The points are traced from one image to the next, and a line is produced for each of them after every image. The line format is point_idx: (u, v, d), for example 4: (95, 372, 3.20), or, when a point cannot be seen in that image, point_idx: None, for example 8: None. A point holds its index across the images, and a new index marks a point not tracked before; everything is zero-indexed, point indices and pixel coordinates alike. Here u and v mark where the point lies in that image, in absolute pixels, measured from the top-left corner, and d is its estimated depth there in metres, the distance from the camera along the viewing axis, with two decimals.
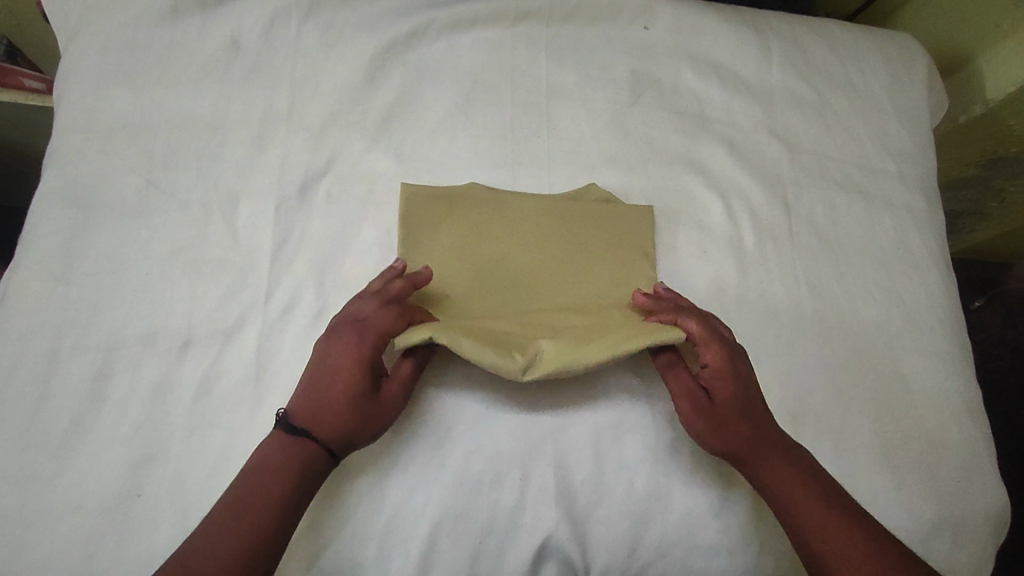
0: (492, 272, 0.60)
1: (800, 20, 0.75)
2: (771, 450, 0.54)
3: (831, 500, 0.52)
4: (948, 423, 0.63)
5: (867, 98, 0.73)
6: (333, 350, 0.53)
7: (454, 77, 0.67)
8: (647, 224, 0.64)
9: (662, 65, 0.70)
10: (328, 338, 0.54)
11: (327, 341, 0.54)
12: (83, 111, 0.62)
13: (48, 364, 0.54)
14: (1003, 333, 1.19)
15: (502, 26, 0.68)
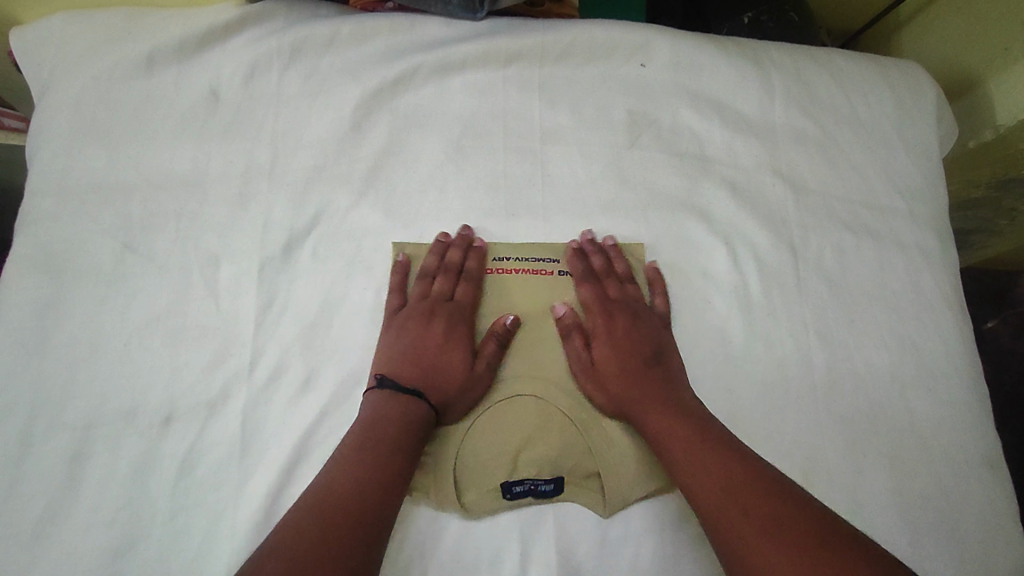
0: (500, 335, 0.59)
1: (803, 51, 0.72)
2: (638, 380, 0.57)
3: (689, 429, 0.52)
4: (968, 476, 0.60)
5: (873, 132, 0.70)
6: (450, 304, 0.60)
7: (443, 123, 0.64)
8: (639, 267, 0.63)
9: (660, 104, 0.67)
10: (419, 321, 0.58)
11: (415, 320, 0.58)
12: (56, 172, 0.60)
13: (21, 446, 0.52)
14: (1015, 347, 1.16)
15: (493, 67, 0.66)
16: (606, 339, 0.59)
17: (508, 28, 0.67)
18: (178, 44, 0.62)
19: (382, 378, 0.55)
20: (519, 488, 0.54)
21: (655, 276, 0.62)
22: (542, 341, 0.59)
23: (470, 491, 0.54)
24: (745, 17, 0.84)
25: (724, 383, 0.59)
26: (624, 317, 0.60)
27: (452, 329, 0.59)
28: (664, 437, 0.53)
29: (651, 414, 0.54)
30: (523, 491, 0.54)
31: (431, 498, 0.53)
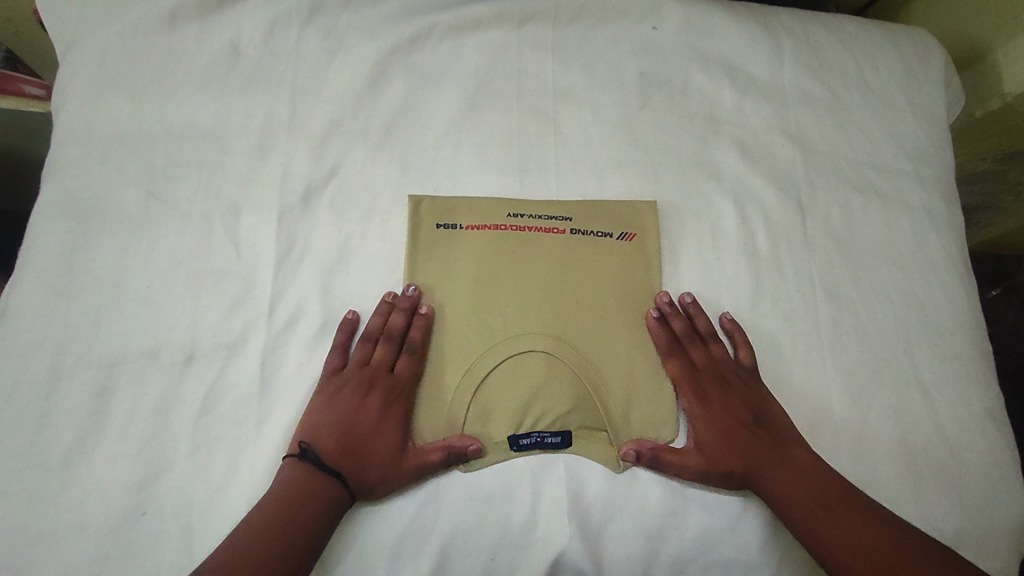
0: (507, 288, 0.59)
1: (812, 16, 0.73)
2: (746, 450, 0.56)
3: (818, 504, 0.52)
4: (970, 431, 0.61)
5: (881, 96, 0.71)
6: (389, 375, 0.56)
7: (458, 81, 0.65)
8: (649, 221, 0.63)
9: (671, 66, 0.68)
10: (355, 393, 0.55)
11: (350, 392, 0.55)
12: (80, 122, 0.61)
13: (49, 380, 0.53)
14: (1018, 327, 1.17)
15: (506, 27, 0.67)
16: (701, 416, 0.58)
17: None
18: (199, 1, 0.63)
19: (307, 448, 0.52)
20: (527, 441, 0.55)
21: (733, 328, 0.60)
22: (550, 294, 0.60)
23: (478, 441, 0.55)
24: None
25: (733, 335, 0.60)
26: (715, 386, 0.59)
27: (388, 408, 0.55)
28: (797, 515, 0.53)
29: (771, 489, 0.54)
30: (529, 443, 0.55)
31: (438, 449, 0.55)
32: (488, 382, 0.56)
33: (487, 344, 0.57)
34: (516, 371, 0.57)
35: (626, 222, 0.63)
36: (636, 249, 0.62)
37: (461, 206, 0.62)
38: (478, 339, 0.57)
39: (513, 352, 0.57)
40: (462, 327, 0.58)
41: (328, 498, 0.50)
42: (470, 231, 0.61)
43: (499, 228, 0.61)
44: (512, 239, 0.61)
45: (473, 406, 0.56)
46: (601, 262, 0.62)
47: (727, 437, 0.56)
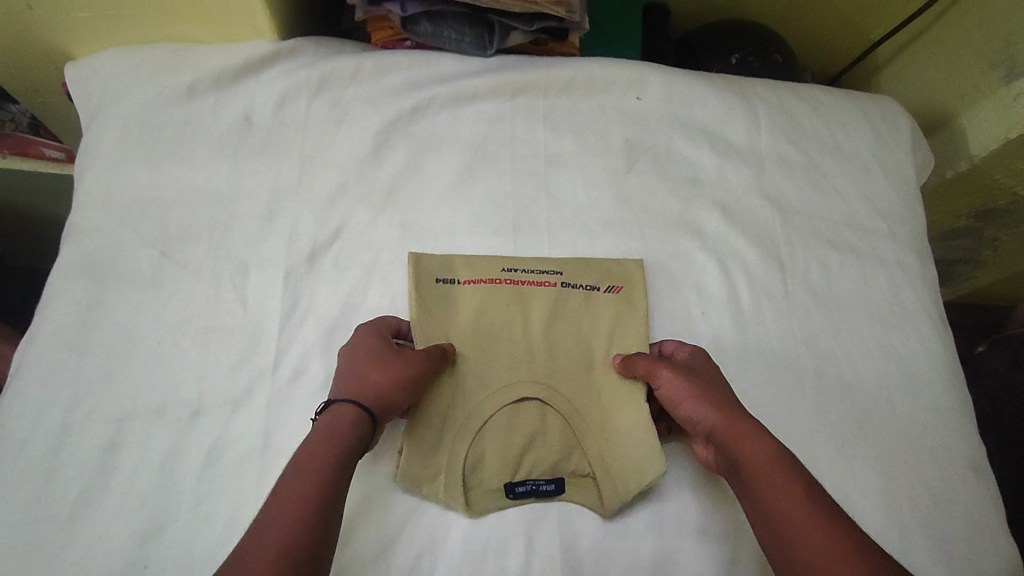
0: (500, 342, 0.62)
1: (786, 86, 0.78)
2: (739, 449, 0.51)
3: (815, 510, 0.46)
4: (953, 480, 0.63)
5: (853, 159, 0.75)
6: (364, 362, 0.55)
7: (455, 148, 0.70)
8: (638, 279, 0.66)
9: (655, 133, 0.73)
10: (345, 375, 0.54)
11: (341, 376, 0.55)
12: (101, 187, 0.65)
13: (59, 435, 0.55)
14: (1010, 377, 1.19)
15: (501, 98, 0.72)
16: (702, 369, 0.58)
17: (515, 64, 0.73)
18: (216, 75, 0.68)
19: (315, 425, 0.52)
20: (522, 489, 0.57)
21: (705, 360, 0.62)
22: (541, 349, 0.62)
23: (475, 490, 0.56)
24: (733, 58, 0.90)
25: None
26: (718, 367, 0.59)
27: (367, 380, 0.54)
28: (790, 517, 0.46)
29: (761, 492, 0.49)
30: (525, 491, 0.57)
31: (437, 497, 0.56)
32: (488, 429, 0.58)
33: (486, 392, 0.60)
34: (513, 419, 0.59)
35: (616, 280, 0.66)
36: (625, 302, 0.65)
37: (460, 261, 0.65)
38: (477, 390, 0.60)
39: (512, 400, 0.59)
40: (463, 376, 0.60)
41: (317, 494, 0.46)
42: (468, 285, 0.64)
43: (496, 285, 0.64)
44: (506, 292, 0.64)
45: (472, 451, 0.57)
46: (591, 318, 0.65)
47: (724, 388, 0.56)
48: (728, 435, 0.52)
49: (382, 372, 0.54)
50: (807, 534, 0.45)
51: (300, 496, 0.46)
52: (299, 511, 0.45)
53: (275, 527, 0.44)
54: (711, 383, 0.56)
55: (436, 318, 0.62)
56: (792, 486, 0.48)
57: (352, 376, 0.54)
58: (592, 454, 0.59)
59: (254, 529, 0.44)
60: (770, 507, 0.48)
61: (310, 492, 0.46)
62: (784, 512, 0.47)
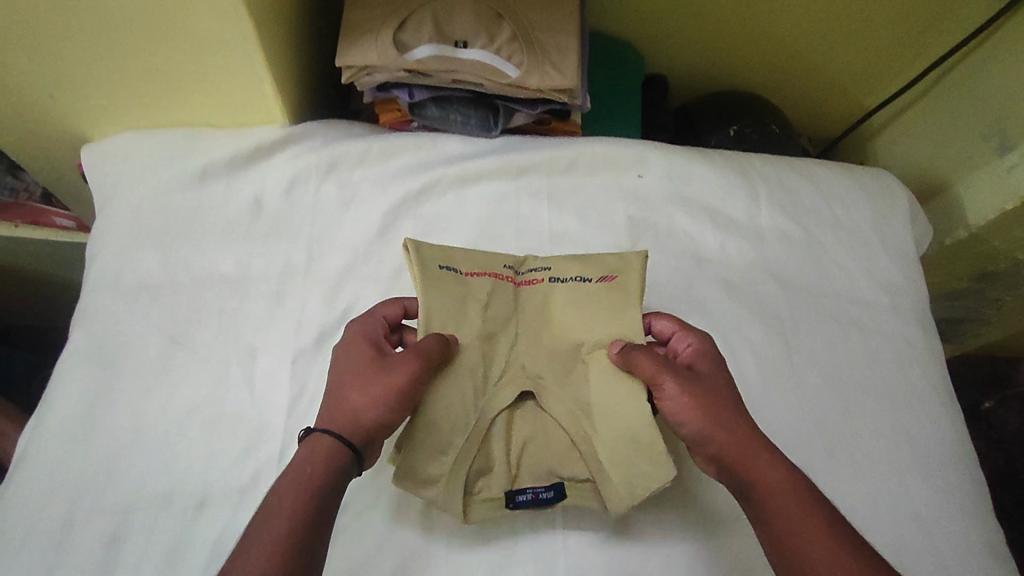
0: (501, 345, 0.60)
1: (783, 161, 0.80)
2: (753, 473, 0.49)
3: (825, 526, 0.46)
4: (972, 565, 0.61)
5: (853, 234, 0.76)
6: (355, 364, 0.54)
7: (461, 229, 0.71)
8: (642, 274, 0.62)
9: (657, 211, 0.75)
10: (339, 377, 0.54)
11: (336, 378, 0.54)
12: (112, 272, 0.66)
13: (62, 530, 0.55)
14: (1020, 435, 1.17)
15: (506, 179, 0.73)
16: (704, 374, 0.54)
17: (518, 144, 0.75)
18: (228, 160, 0.70)
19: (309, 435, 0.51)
20: (522, 498, 0.56)
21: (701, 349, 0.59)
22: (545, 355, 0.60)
23: (474, 497, 0.56)
24: (731, 129, 0.92)
25: None
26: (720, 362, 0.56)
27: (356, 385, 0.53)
28: (810, 558, 0.45)
29: (767, 505, 0.48)
30: (525, 500, 0.56)
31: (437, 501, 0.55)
32: (489, 437, 0.57)
33: (486, 397, 0.58)
34: (510, 429, 0.58)
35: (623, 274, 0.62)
36: (618, 289, 0.61)
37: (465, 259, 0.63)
38: (474, 393, 0.57)
39: (511, 404, 0.59)
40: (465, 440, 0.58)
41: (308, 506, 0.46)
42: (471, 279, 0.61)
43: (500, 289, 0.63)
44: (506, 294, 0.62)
45: (475, 461, 0.56)
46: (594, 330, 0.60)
47: (730, 399, 0.53)
48: (740, 463, 0.50)
49: (368, 393, 0.52)
50: (816, 556, 0.45)
51: (296, 502, 0.46)
52: (293, 518, 0.45)
53: (272, 530, 0.44)
54: (717, 395, 0.52)
55: (432, 284, 0.59)
56: (807, 523, 0.47)
57: (342, 395, 0.52)
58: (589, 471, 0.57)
59: (242, 546, 0.44)
60: (778, 524, 0.47)
61: (306, 499, 0.46)
62: (795, 530, 0.47)
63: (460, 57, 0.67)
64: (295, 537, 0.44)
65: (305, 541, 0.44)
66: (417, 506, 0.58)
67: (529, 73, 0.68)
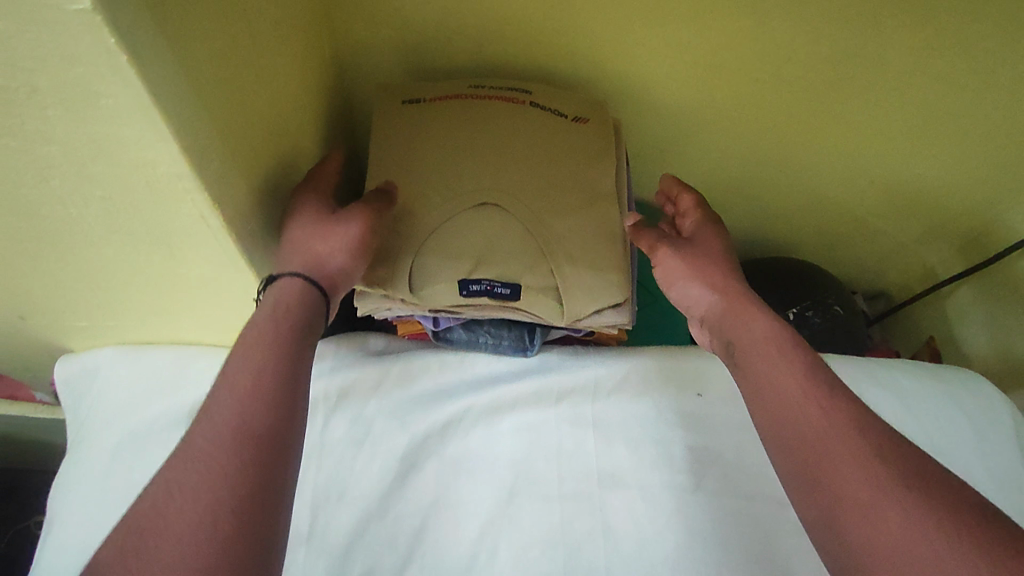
0: (451, 129, 0.60)
1: (864, 371, 0.69)
2: (764, 379, 0.48)
3: (836, 429, 0.43)
4: None
5: (951, 463, 0.65)
6: (315, 218, 0.51)
7: (493, 473, 0.60)
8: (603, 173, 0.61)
9: (722, 440, 0.64)
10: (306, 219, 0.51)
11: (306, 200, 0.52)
12: (79, 543, 0.57)
13: None
14: None
15: (544, 405, 0.63)
16: (694, 253, 0.56)
17: (559, 361, 0.65)
18: None
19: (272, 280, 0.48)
20: (475, 287, 0.54)
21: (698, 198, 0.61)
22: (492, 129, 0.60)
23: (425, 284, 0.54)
24: (791, 312, 0.82)
25: None
26: (717, 244, 0.57)
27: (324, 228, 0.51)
28: (830, 456, 0.42)
29: (771, 422, 0.46)
30: (478, 290, 0.54)
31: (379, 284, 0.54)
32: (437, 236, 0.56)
33: (425, 234, 0.56)
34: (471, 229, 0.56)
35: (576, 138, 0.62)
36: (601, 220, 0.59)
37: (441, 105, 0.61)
38: (404, 213, 0.56)
39: (470, 209, 0.57)
40: None
41: (253, 398, 0.42)
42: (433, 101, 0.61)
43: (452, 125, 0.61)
44: (452, 173, 0.58)
45: (421, 258, 0.55)
46: (536, 144, 0.61)
47: (734, 317, 0.53)
48: (751, 366, 0.49)
49: (330, 243, 0.50)
50: (832, 465, 0.42)
51: (238, 417, 0.41)
52: (242, 414, 0.41)
53: (202, 490, 0.38)
54: (715, 276, 0.55)
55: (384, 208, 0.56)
56: (829, 419, 0.44)
57: (308, 202, 0.52)
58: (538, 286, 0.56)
59: (195, 426, 0.42)
60: (803, 443, 0.44)
61: (246, 414, 0.41)
62: (805, 433, 0.44)
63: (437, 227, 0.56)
64: (260, 467, 0.40)
65: (263, 494, 0.39)
66: None
67: (572, 296, 0.55)
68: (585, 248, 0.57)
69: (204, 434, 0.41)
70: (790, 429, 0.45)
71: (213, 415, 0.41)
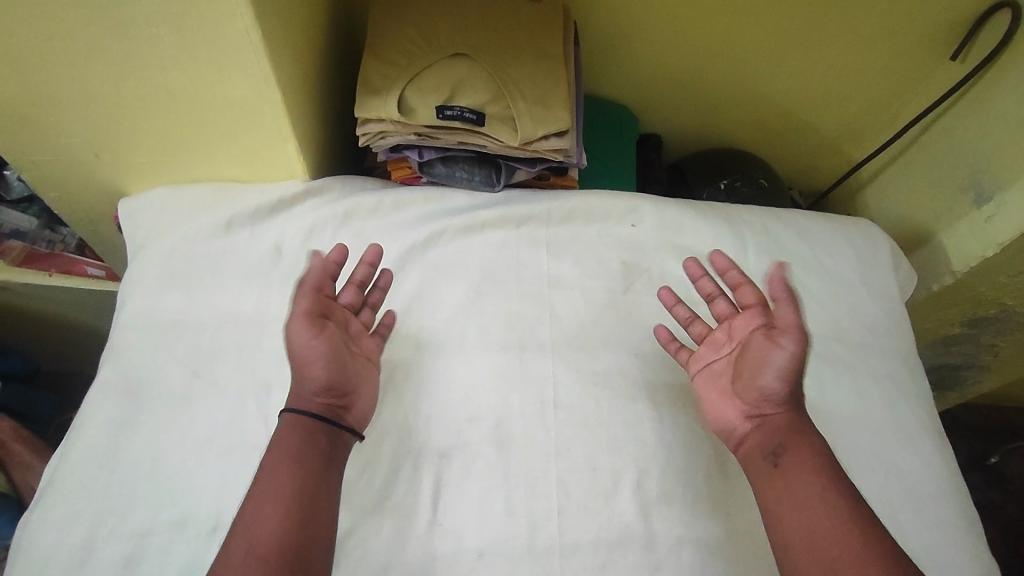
0: (435, 3, 0.78)
1: (771, 213, 0.85)
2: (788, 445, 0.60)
3: (828, 502, 0.57)
4: None
5: (837, 280, 0.81)
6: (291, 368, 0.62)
7: (466, 274, 0.76)
8: (552, 40, 0.79)
9: (649, 258, 0.79)
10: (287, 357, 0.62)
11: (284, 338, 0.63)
12: (139, 311, 0.72)
13: (83, 552, 0.59)
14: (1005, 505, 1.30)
15: (508, 227, 0.79)
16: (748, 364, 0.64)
17: (518, 197, 0.81)
18: (253, 211, 0.77)
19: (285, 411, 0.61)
20: (449, 113, 0.72)
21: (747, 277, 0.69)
22: (466, 5, 0.78)
23: (413, 110, 0.73)
24: (722, 183, 0.99)
25: (723, 505, 0.66)
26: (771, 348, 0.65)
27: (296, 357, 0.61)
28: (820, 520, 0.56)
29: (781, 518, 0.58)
30: (451, 115, 0.72)
31: (378, 112, 0.73)
32: (420, 77, 0.74)
33: (413, 77, 0.74)
34: (445, 73, 0.74)
35: (531, 17, 0.80)
36: (550, 72, 0.76)
37: None
38: (398, 65, 0.75)
39: (446, 58, 0.75)
40: (463, 469, 0.65)
41: (302, 490, 0.55)
42: None
43: (435, 5, 0.78)
44: (433, 34, 0.76)
45: (407, 93, 0.73)
46: (501, 16, 0.78)
47: (778, 428, 0.61)
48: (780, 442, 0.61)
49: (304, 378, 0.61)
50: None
51: (286, 491, 0.55)
52: (291, 488, 0.55)
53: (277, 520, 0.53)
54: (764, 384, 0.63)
55: (381, 65, 0.75)
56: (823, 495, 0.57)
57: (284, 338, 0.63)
58: (497, 114, 0.73)
59: (250, 504, 0.55)
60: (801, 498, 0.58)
61: (291, 507, 0.54)
62: (816, 516, 0.56)
63: (421, 71, 0.74)
64: (301, 522, 0.54)
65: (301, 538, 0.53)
66: (422, 528, 0.62)
67: (524, 120, 0.73)
68: (533, 90, 0.74)
69: (264, 506, 0.54)
70: (790, 493, 0.58)
71: (269, 499, 0.55)
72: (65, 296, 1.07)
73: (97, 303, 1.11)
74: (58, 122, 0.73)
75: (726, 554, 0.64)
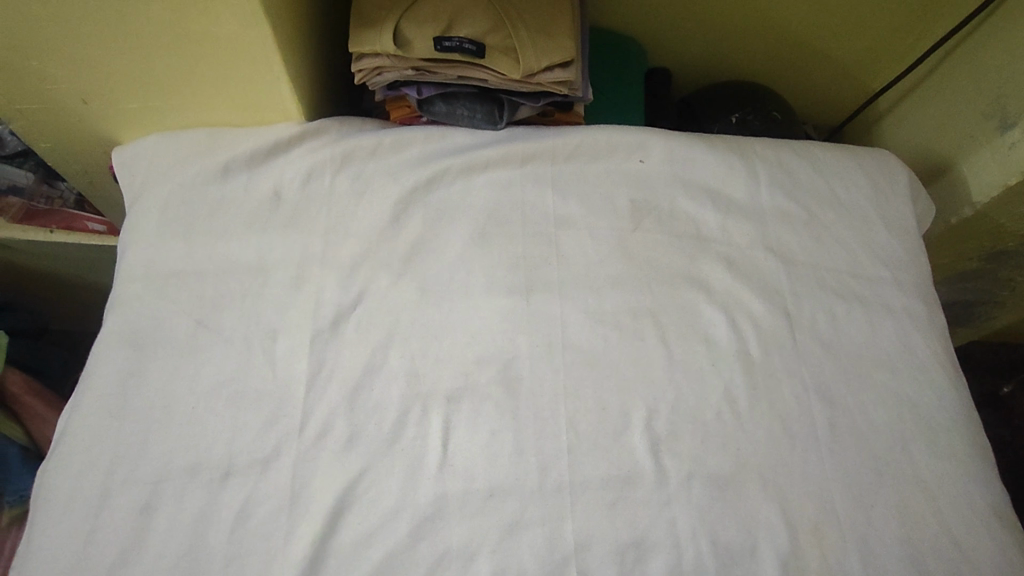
0: None
1: (785, 145, 0.81)
2: None
3: None
4: (971, 518, 0.66)
5: (852, 214, 0.78)
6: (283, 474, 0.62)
7: (469, 216, 0.74)
8: None
9: (659, 194, 0.77)
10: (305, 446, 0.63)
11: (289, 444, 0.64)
12: (139, 261, 0.71)
13: (99, 498, 0.60)
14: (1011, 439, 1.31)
15: (512, 167, 0.76)
16: None
17: (524, 135, 0.77)
18: (249, 156, 0.74)
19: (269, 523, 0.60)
20: (448, 44, 0.69)
21: None
22: None
23: (409, 44, 0.70)
24: (733, 117, 0.95)
25: (735, 442, 0.65)
26: None
27: None
28: None
29: None
30: (450, 47, 0.69)
31: (373, 46, 0.70)
32: (416, 9, 0.70)
33: (408, 10, 0.71)
34: (441, 4, 0.70)
35: None
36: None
37: None
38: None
39: None
40: (472, 412, 0.65)
41: None
42: None
43: None
44: None
45: (402, 26, 0.70)
46: None
47: None
48: None
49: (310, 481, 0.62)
50: None
51: None
52: None
53: None
54: None
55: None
56: None
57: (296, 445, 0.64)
58: (499, 45, 0.70)
59: None
60: None
61: None
62: None
63: (417, 3, 0.71)
64: None
65: None
66: (433, 470, 0.62)
67: (526, 50, 0.70)
68: (535, 19, 0.71)
69: None
70: None
71: None
72: (67, 250, 1.05)
73: (98, 258, 1.09)
74: (41, 67, 0.69)
75: (737, 490, 0.64)
